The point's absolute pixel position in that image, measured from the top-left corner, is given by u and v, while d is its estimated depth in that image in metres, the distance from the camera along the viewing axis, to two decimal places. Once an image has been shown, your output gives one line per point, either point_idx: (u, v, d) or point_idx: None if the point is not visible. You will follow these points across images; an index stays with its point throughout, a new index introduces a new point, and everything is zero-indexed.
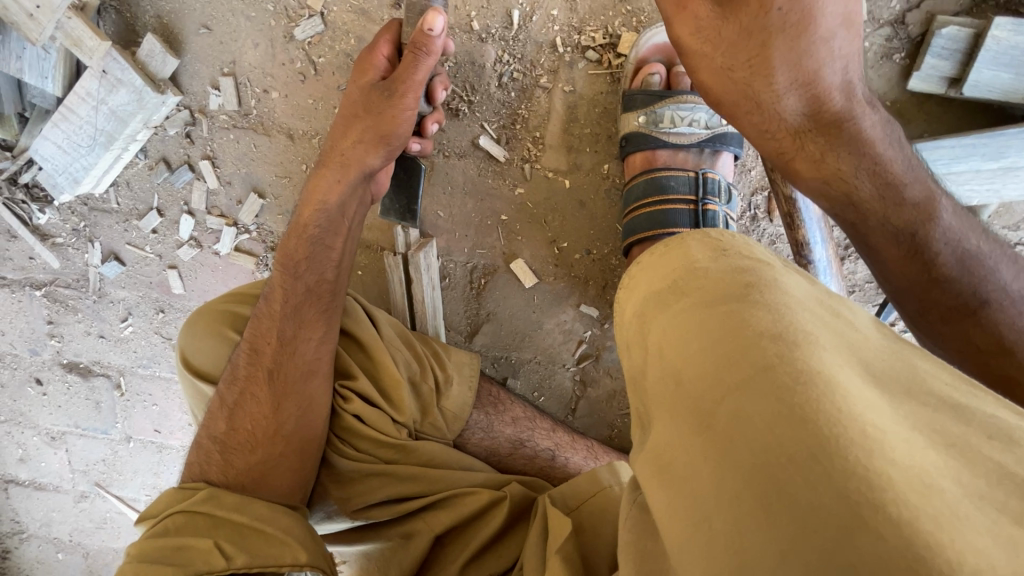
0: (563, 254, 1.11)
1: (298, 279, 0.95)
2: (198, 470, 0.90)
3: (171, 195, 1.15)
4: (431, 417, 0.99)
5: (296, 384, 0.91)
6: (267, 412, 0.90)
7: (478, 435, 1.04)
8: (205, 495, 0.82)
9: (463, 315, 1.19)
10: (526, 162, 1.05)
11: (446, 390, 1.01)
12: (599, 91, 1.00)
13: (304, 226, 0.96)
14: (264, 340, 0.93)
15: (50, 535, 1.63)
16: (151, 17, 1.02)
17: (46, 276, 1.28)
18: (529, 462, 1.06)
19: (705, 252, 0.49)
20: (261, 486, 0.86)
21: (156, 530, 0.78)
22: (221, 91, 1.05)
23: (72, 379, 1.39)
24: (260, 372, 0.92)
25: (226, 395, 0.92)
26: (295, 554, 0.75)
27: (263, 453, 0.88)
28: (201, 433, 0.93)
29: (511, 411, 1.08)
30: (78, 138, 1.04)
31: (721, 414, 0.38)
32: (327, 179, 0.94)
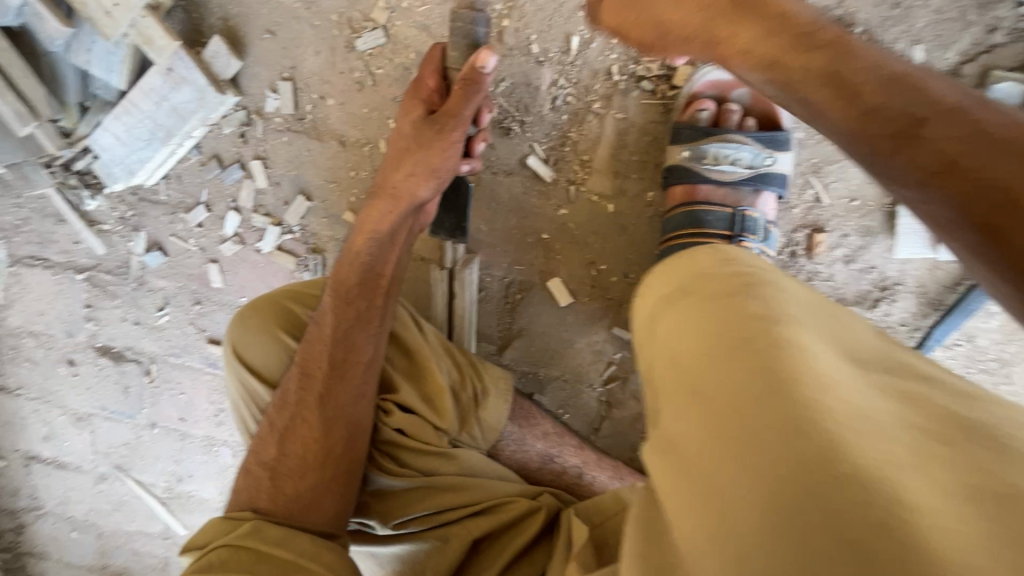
0: (601, 277, 1.12)
1: (348, 305, 0.96)
2: (248, 497, 0.92)
3: (220, 192, 1.17)
4: (469, 428, 1.03)
5: (346, 406, 0.94)
6: (316, 436, 0.93)
7: (511, 447, 1.08)
8: (249, 528, 0.84)
9: (495, 328, 1.20)
10: (572, 184, 1.07)
11: (483, 401, 1.05)
12: (651, 120, 1.01)
13: (356, 253, 0.98)
14: (314, 364, 0.95)
15: (66, 513, 1.65)
16: (217, 19, 1.04)
17: (89, 261, 1.30)
18: (557, 477, 1.09)
19: (713, 261, 0.55)
20: (311, 512, 0.88)
21: (200, 564, 0.80)
22: (278, 94, 1.07)
23: (104, 362, 1.41)
24: (311, 395, 0.94)
25: (277, 419, 0.95)
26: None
27: (312, 478, 0.90)
28: (252, 460, 0.96)
29: (542, 426, 1.11)
30: (137, 131, 1.06)
31: (707, 381, 0.45)
32: (380, 210, 0.97)
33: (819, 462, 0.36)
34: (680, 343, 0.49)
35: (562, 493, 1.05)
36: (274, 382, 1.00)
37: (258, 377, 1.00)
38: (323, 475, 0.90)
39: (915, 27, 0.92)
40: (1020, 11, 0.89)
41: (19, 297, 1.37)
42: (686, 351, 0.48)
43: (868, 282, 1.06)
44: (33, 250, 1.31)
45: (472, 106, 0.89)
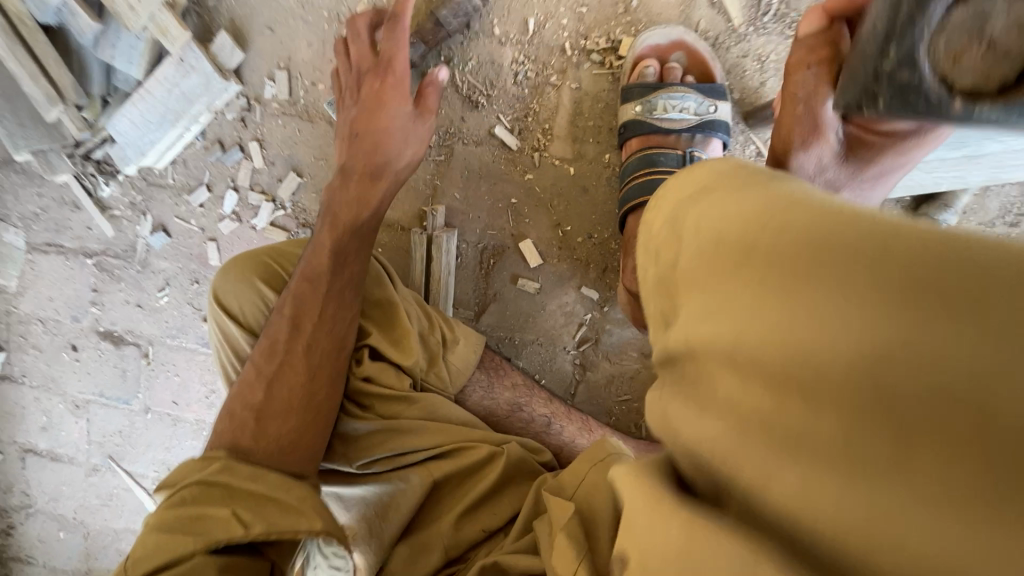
0: (567, 237, 1.20)
1: (342, 260, 1.02)
2: (228, 437, 0.92)
3: (221, 172, 1.29)
4: (436, 367, 1.08)
5: (330, 357, 0.99)
6: (303, 380, 0.96)
7: (478, 394, 1.13)
8: (219, 467, 0.83)
9: (472, 293, 1.27)
10: (536, 151, 1.17)
11: (452, 346, 1.11)
12: (602, 88, 1.13)
13: (352, 217, 1.04)
14: (306, 317, 0.99)
15: (55, 511, 1.66)
16: (225, 20, 1.21)
17: (99, 246, 1.41)
18: (526, 426, 1.12)
19: (727, 166, 0.46)
20: (291, 457, 0.91)
21: (172, 500, 0.78)
22: (276, 82, 1.22)
23: (105, 346, 1.48)
24: (301, 342, 0.98)
25: (263, 367, 0.97)
26: (311, 523, 0.78)
27: (297, 421, 0.94)
28: (233, 404, 0.96)
29: (511, 378, 1.16)
30: (149, 115, 1.20)
31: (780, 263, 0.34)
32: (365, 188, 1.05)
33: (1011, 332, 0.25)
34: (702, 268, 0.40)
35: (527, 438, 1.09)
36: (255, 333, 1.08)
37: (236, 324, 1.06)
38: (308, 418, 0.95)
39: None
40: None
41: (32, 283, 1.47)
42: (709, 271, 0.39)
43: None
44: (49, 238, 1.42)
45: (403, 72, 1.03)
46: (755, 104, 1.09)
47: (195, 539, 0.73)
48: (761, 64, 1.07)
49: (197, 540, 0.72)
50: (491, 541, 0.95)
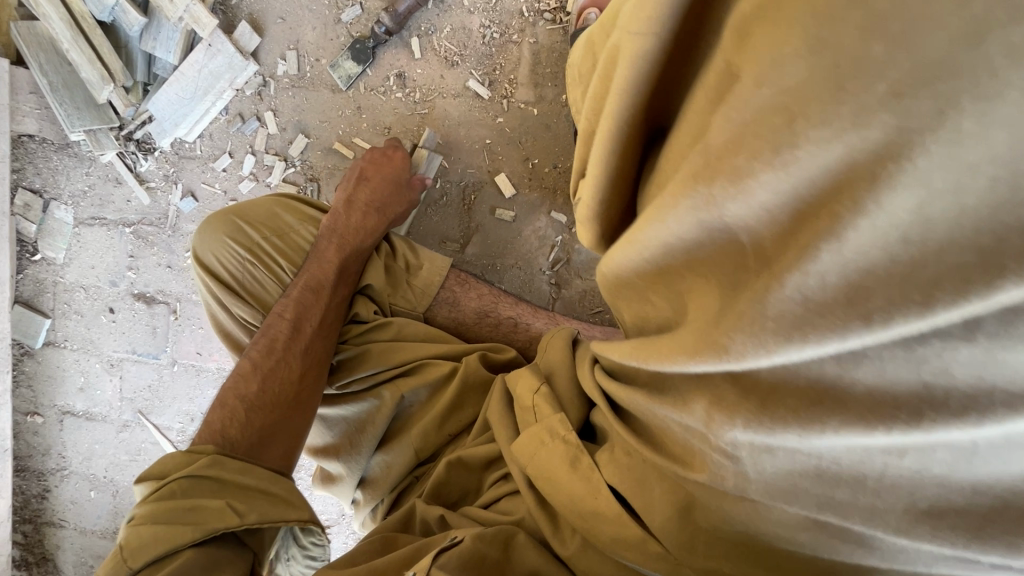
0: (535, 169, 1.39)
1: (340, 281, 1.21)
2: (218, 425, 1.04)
3: (241, 141, 1.52)
4: (401, 292, 1.27)
5: (319, 358, 1.16)
6: (292, 381, 1.11)
7: (445, 309, 1.28)
8: (210, 459, 0.95)
9: (457, 227, 1.45)
10: (505, 98, 1.38)
11: (415, 271, 1.29)
12: (556, 40, 1.34)
13: (347, 243, 1.23)
14: (306, 323, 1.16)
15: (88, 471, 1.80)
16: (244, 13, 1.46)
17: (136, 216, 1.63)
18: (493, 326, 1.27)
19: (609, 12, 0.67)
20: (268, 450, 1.05)
21: (162, 490, 0.90)
22: (286, 61, 1.46)
23: (138, 307, 1.67)
24: (295, 346, 1.14)
25: (259, 362, 1.13)
26: (297, 513, 0.96)
27: (280, 416, 1.08)
28: (227, 395, 1.10)
29: (475, 288, 1.30)
30: (183, 94, 1.45)
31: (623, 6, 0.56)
32: (364, 223, 1.26)
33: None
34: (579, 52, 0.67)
35: (493, 345, 1.21)
36: (228, 283, 1.22)
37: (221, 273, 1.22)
38: (291, 413, 1.09)
39: None
40: None
41: (77, 254, 1.68)
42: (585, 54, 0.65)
43: None
44: (94, 213, 1.65)
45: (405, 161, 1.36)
46: None
47: (191, 528, 0.86)
48: None
49: (195, 528, 0.86)
50: (457, 441, 1.10)
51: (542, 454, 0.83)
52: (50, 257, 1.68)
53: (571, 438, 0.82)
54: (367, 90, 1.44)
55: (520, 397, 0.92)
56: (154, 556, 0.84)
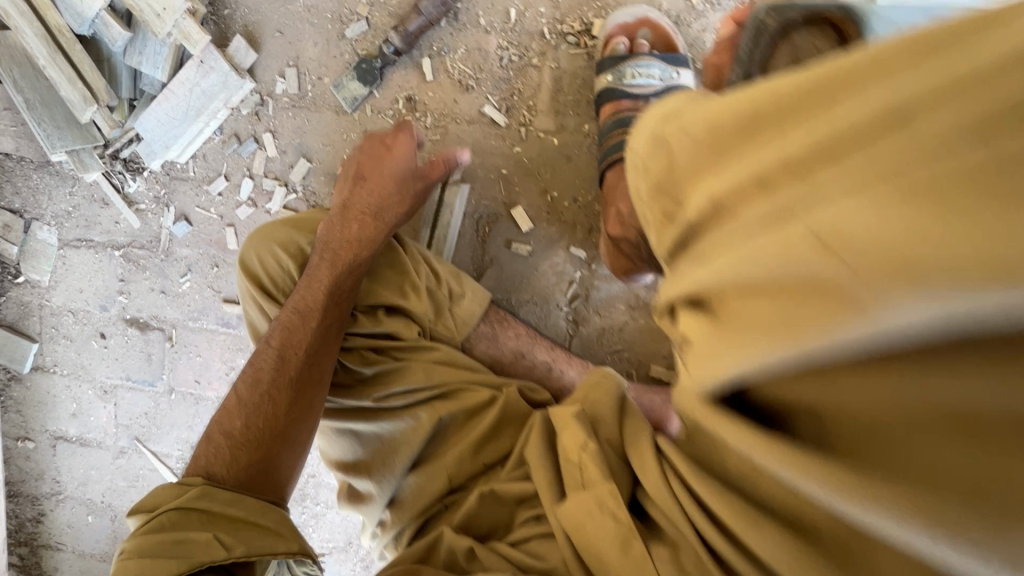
0: (554, 202, 1.32)
1: (330, 302, 1.11)
2: (204, 462, 1.01)
3: (237, 164, 1.42)
4: (443, 318, 1.18)
5: (310, 382, 1.07)
6: (276, 416, 1.04)
7: (484, 344, 1.20)
8: (200, 492, 0.92)
9: (470, 260, 1.37)
10: (523, 126, 1.30)
11: (458, 300, 1.19)
12: (579, 66, 1.25)
13: (337, 261, 1.13)
14: (292, 351, 1.09)
15: (85, 495, 1.74)
16: (238, 25, 1.35)
17: (126, 238, 1.53)
18: (527, 370, 1.22)
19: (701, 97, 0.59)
20: (254, 486, 0.98)
21: (151, 525, 0.86)
22: (286, 79, 1.36)
23: (131, 333, 1.59)
24: (280, 377, 1.07)
25: (246, 394, 1.07)
26: (287, 543, 0.90)
27: (265, 450, 1.01)
28: (215, 429, 1.06)
29: (514, 329, 1.23)
30: (174, 113, 1.35)
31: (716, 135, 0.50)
32: (355, 237, 1.14)
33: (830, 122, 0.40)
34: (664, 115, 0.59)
35: (528, 385, 1.17)
36: (269, 290, 1.19)
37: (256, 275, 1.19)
38: (275, 447, 1.02)
39: None
40: None
41: (63, 277, 1.58)
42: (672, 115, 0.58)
43: None
44: (79, 233, 1.55)
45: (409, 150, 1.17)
46: None
47: (178, 561, 0.81)
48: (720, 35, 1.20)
49: (180, 561, 0.81)
50: (490, 472, 1.04)
51: (591, 523, 0.80)
52: (34, 279, 1.59)
53: (622, 515, 0.77)
54: (373, 113, 1.34)
55: (566, 449, 0.88)
56: None
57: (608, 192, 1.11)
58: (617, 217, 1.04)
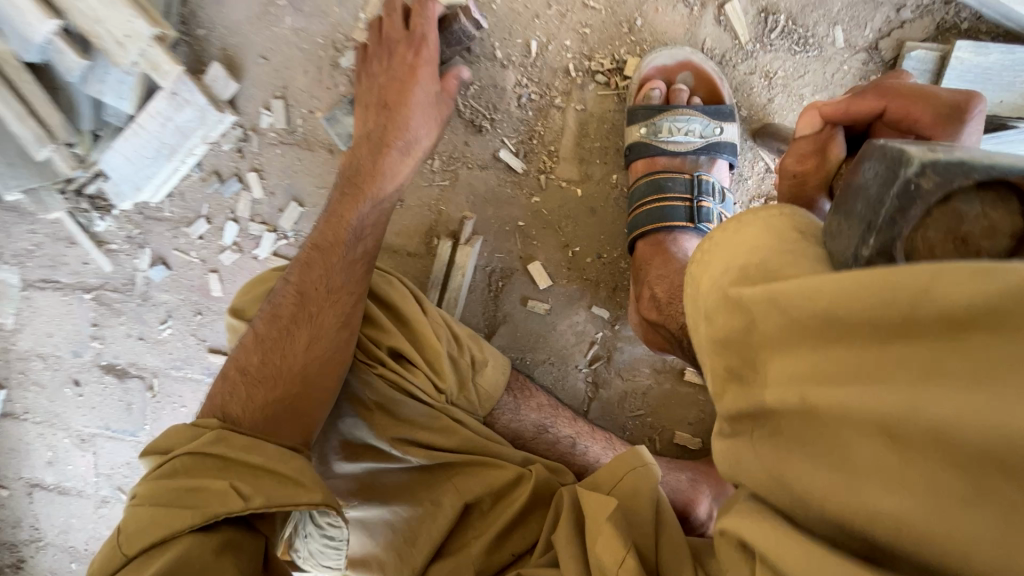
0: (576, 258, 1.19)
1: (359, 240, 0.93)
2: (218, 400, 0.84)
3: (220, 205, 1.27)
4: (466, 391, 0.97)
5: (331, 333, 0.87)
6: (298, 357, 0.85)
7: (506, 416, 1.03)
8: (214, 435, 0.77)
9: (481, 316, 1.24)
10: (542, 173, 1.16)
11: (482, 368, 1.00)
12: (608, 109, 1.12)
13: (362, 196, 0.95)
14: (311, 286, 0.89)
15: (67, 543, 1.63)
16: (215, 48, 1.18)
17: (97, 280, 1.38)
18: (551, 448, 1.06)
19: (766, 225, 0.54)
20: (269, 431, 0.80)
21: (166, 468, 0.74)
22: (272, 112, 1.20)
23: (108, 381, 1.46)
24: (300, 320, 0.87)
25: (261, 332, 0.87)
26: (309, 495, 0.73)
27: (284, 389, 0.83)
28: (230, 365, 0.87)
29: (537, 398, 1.07)
30: (144, 150, 1.17)
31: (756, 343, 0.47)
32: (388, 159, 0.97)
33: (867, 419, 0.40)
34: (726, 259, 0.54)
35: (553, 463, 1.02)
36: None
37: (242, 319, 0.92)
38: (293, 389, 0.83)
39: (833, 11, 1.02)
40: None
41: (29, 320, 1.44)
42: (737, 268, 0.52)
43: None
44: (44, 274, 1.39)
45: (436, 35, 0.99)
46: (763, 121, 1.08)
47: (190, 512, 0.69)
48: (768, 80, 1.06)
49: (191, 512, 0.68)
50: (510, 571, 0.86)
51: None
52: None
53: None
54: None
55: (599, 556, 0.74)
56: (151, 544, 0.67)
57: (638, 266, 0.99)
58: (650, 300, 0.94)
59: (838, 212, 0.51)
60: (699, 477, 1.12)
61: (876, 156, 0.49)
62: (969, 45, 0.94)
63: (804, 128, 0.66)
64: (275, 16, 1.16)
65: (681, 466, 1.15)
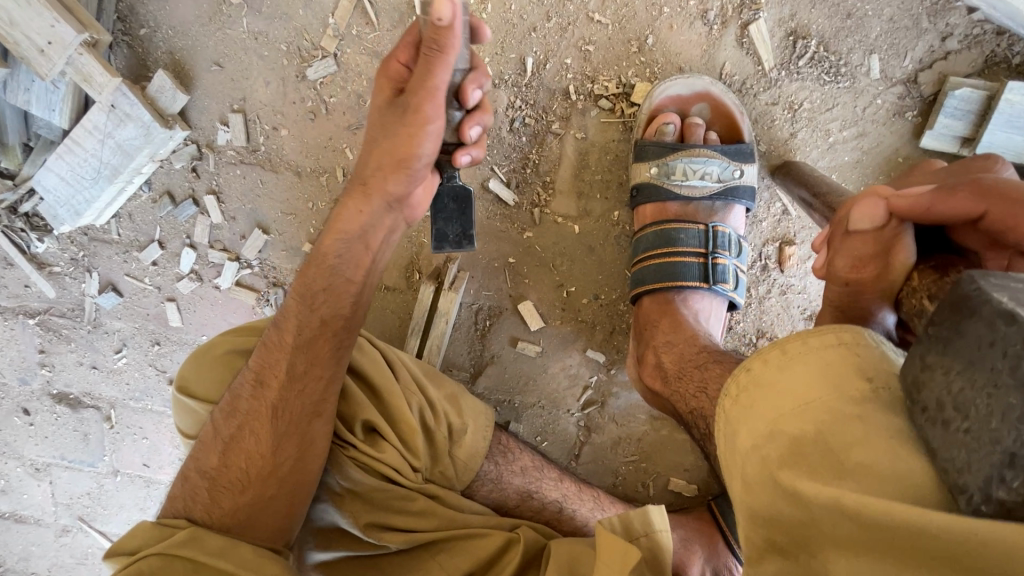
0: (571, 299, 1.09)
1: (315, 311, 0.79)
2: (183, 502, 0.78)
3: (174, 228, 1.13)
4: (441, 465, 0.90)
5: (300, 423, 0.79)
6: (264, 450, 0.78)
7: (487, 486, 0.95)
8: (187, 535, 0.71)
9: (466, 356, 1.14)
10: (536, 207, 1.04)
11: (459, 436, 0.92)
12: (611, 138, 1.00)
13: (323, 257, 0.79)
14: (270, 373, 0.79)
15: (27, 570, 1.53)
16: (162, 53, 1.03)
17: (41, 305, 1.24)
18: (538, 514, 0.98)
19: (812, 383, 0.48)
20: (243, 530, 0.74)
21: (128, 572, 0.66)
22: (230, 127, 1.06)
23: (60, 410, 1.34)
24: (263, 408, 0.79)
25: (222, 427, 0.80)
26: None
27: (255, 491, 0.76)
28: (190, 465, 0.80)
29: (520, 461, 0.99)
30: (82, 170, 1.03)
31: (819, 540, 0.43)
32: (348, 210, 0.78)
33: None
34: (771, 417, 0.49)
35: (542, 527, 0.94)
36: None
37: (196, 401, 0.85)
38: (264, 490, 0.76)
39: (870, 37, 0.91)
40: (972, 17, 0.88)
41: None
42: (787, 438, 0.47)
43: None
44: None
45: (467, 95, 0.72)
46: (783, 157, 0.97)
47: None
48: (792, 113, 0.95)
49: None
50: None
51: None
52: None
53: None
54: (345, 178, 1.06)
55: None
56: None
57: (642, 325, 0.92)
58: (654, 367, 0.83)
59: (926, 367, 0.44)
60: (691, 535, 1.07)
61: (1008, 325, 0.38)
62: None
63: (865, 219, 0.60)
64: (229, 17, 1.01)
65: (673, 522, 1.08)
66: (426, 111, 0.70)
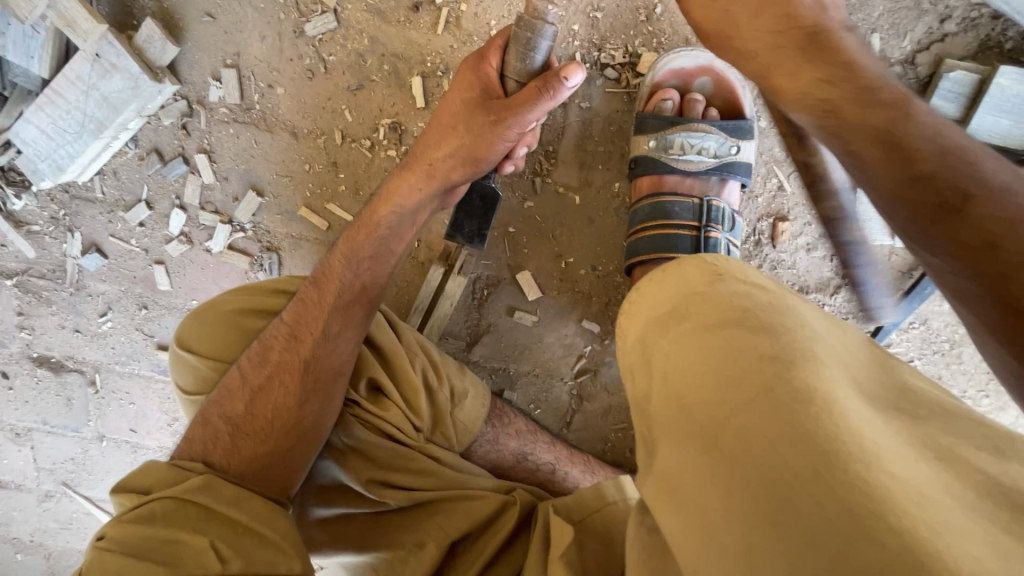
0: (569, 269, 1.09)
1: (358, 277, 0.85)
2: (198, 446, 0.78)
3: (162, 187, 1.09)
4: (443, 426, 0.91)
5: (327, 380, 0.81)
6: (290, 403, 0.80)
7: (484, 448, 0.97)
8: (201, 481, 0.71)
9: (463, 324, 1.15)
10: (537, 175, 1.05)
11: (461, 399, 0.93)
12: (615, 109, 1.01)
13: (376, 225, 0.85)
14: (307, 329, 0.82)
15: (8, 535, 1.50)
16: (150, 1, 0.99)
17: (19, 265, 1.20)
18: (531, 475, 1.01)
19: (702, 278, 0.57)
20: (259, 478, 0.75)
21: (141, 512, 0.67)
22: (222, 82, 1.02)
23: (41, 374, 1.30)
24: (295, 362, 0.81)
25: (249, 376, 0.81)
26: (291, 563, 0.66)
27: (278, 441, 0.78)
28: (210, 409, 0.80)
29: (515, 423, 1.02)
30: (64, 123, 0.98)
31: (726, 434, 0.44)
32: (408, 185, 0.84)
33: (821, 497, 0.38)
34: (657, 315, 0.58)
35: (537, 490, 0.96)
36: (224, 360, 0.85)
37: (192, 352, 0.85)
38: (286, 441, 0.78)
39: (873, 16, 0.93)
40: (970, 1, 0.90)
41: None
42: (655, 321, 0.58)
43: (829, 269, 1.05)
44: None
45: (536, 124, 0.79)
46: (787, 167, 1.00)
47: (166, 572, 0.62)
48: None
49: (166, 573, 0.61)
50: None
51: None
52: None
53: None
54: (345, 142, 1.04)
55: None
56: None
57: None
58: None
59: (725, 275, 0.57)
60: None
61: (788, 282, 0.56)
62: (1014, 71, 0.85)
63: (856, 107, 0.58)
64: None
65: None
66: (512, 127, 0.75)
